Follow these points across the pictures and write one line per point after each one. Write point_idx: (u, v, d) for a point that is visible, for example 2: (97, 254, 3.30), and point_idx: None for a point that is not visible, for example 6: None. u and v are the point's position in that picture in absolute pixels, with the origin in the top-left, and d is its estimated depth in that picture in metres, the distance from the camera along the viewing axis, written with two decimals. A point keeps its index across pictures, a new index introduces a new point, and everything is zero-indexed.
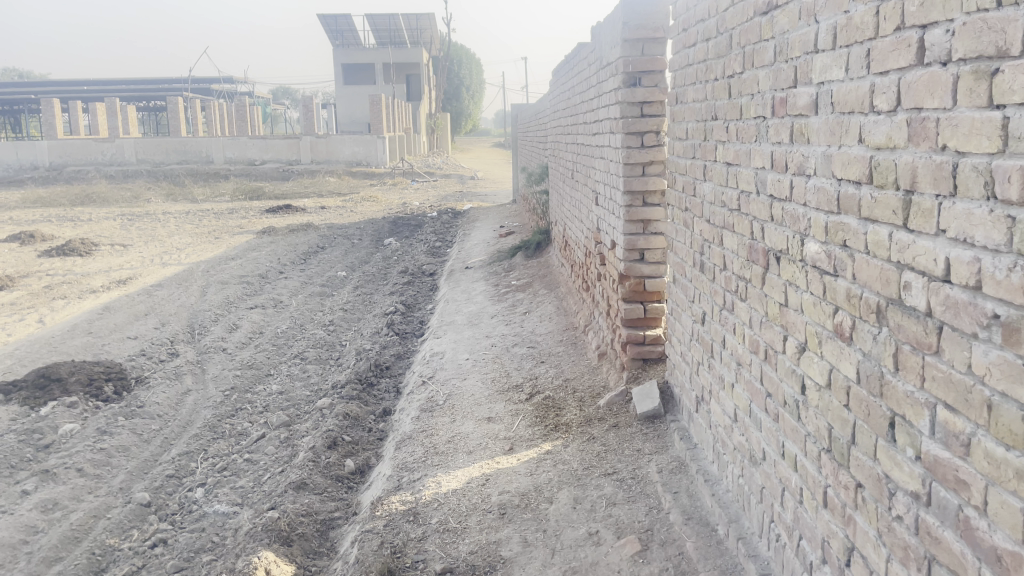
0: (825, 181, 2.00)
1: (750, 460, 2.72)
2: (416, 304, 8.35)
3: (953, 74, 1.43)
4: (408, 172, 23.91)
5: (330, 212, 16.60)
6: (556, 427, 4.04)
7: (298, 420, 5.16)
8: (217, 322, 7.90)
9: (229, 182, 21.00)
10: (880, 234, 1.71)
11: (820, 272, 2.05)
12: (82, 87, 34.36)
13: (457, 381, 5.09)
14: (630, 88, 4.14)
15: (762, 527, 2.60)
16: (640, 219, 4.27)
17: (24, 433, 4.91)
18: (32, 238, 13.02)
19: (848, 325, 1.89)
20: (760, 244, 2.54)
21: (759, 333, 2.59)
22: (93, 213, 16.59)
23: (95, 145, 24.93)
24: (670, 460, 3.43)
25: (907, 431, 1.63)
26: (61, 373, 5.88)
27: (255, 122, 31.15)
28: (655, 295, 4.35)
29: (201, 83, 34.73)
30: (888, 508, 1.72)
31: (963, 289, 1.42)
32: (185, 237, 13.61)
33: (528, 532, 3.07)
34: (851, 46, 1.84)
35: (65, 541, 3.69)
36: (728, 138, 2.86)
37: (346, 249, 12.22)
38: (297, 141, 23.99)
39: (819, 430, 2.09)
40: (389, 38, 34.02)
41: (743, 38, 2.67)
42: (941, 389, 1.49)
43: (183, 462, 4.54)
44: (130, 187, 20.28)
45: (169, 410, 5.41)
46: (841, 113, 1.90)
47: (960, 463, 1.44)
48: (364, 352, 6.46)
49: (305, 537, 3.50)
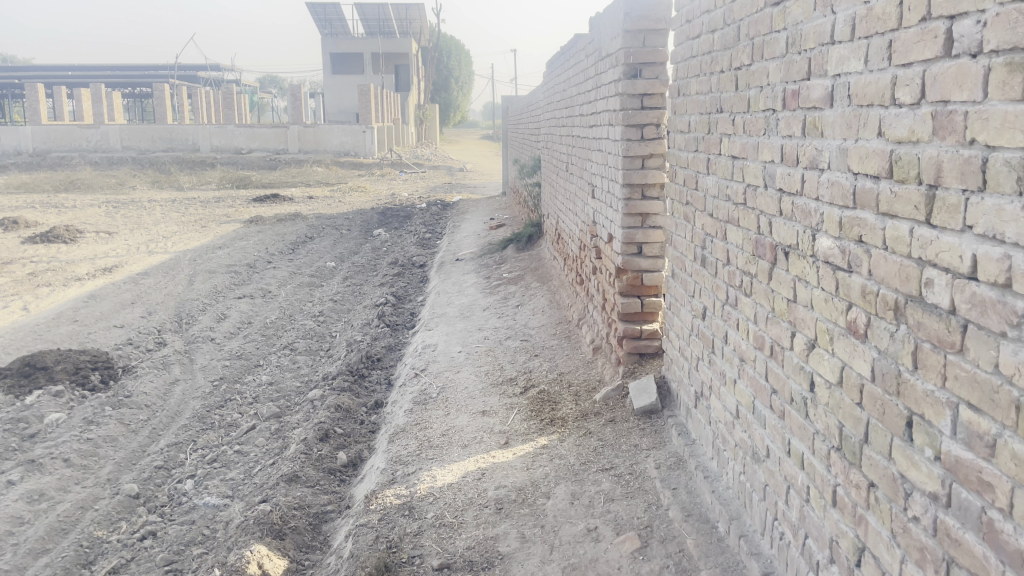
0: (839, 174, 1.97)
1: (752, 458, 2.70)
2: (407, 295, 8.29)
3: (983, 66, 1.40)
4: (396, 163, 23.76)
5: (317, 202, 16.48)
6: (552, 421, 4.00)
7: (288, 411, 5.11)
8: (205, 312, 7.81)
9: (216, 171, 20.80)
10: (901, 229, 1.68)
11: (833, 268, 2.02)
12: (67, 73, 33.93)
13: (450, 374, 5.05)
14: (630, 80, 4.09)
15: (765, 525, 2.57)
16: (638, 212, 4.23)
17: (8, 423, 4.82)
18: (15, 225, 12.86)
19: (863, 323, 1.86)
20: (767, 239, 2.51)
21: (765, 329, 2.55)
22: (77, 200, 16.38)
23: (80, 131, 24.67)
24: (668, 457, 3.40)
25: (925, 430, 1.60)
26: (46, 361, 5.78)
27: (243, 110, 30.90)
28: (652, 290, 4.32)
29: (187, 70, 34.34)
30: (903, 508, 1.69)
31: (991, 287, 1.38)
32: (171, 225, 13.46)
33: (525, 528, 3.03)
34: (871, 37, 1.81)
35: (52, 533, 3.62)
36: (734, 131, 2.83)
37: (335, 239, 12.15)
38: (285, 130, 23.78)
39: (829, 428, 2.07)
40: (379, 28, 33.77)
41: (752, 29, 2.63)
42: (965, 387, 1.46)
43: (171, 454, 4.47)
44: (115, 175, 20.06)
45: (157, 401, 5.33)
46: (859, 106, 1.86)
47: (985, 465, 1.41)
48: (354, 343, 6.41)
49: (297, 531, 3.44)
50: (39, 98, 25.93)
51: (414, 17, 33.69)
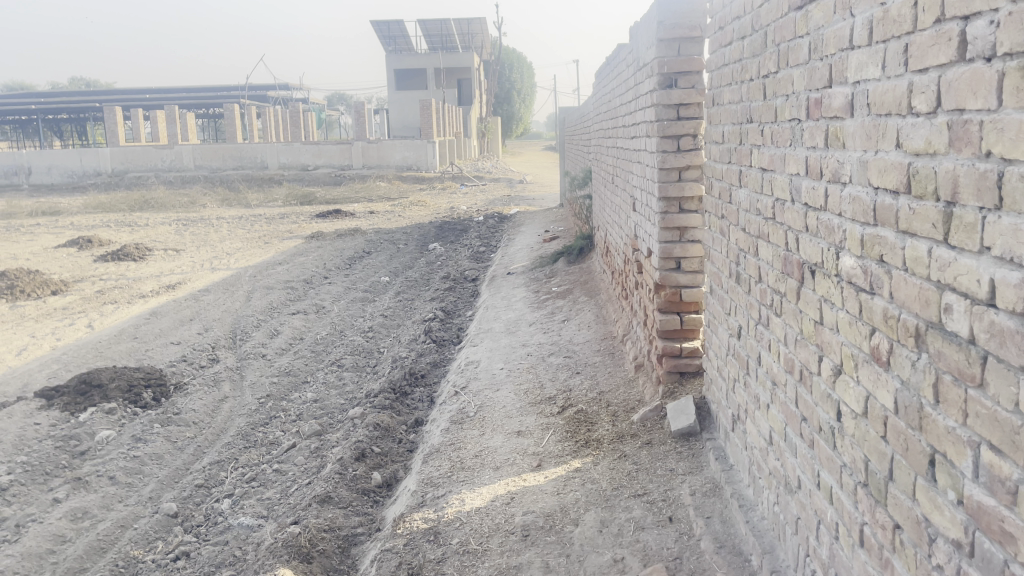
0: (860, 189, 1.83)
1: (786, 488, 2.53)
2: (456, 310, 8.27)
3: (997, 71, 1.27)
4: (456, 176, 23.88)
5: (377, 217, 16.66)
6: (587, 443, 3.89)
7: (330, 428, 5.11)
8: (258, 328, 7.93)
9: (283, 187, 21.26)
10: (919, 249, 1.54)
11: (856, 289, 1.87)
12: (145, 95, 35.23)
13: (490, 392, 4.97)
14: (666, 89, 3.97)
15: (798, 560, 2.42)
16: (676, 226, 4.11)
17: (61, 440, 4.96)
18: (89, 243, 13.36)
19: (885, 349, 1.71)
20: (795, 256, 2.37)
21: (794, 352, 2.41)
22: (150, 218, 16.93)
23: (155, 152, 25.50)
24: (705, 482, 3.24)
25: (948, 471, 1.45)
26: (102, 379, 5.94)
27: (309, 128, 31.54)
28: (691, 306, 4.16)
29: (257, 90, 35.42)
30: (927, 554, 1.54)
31: (1010, 315, 1.24)
32: (235, 242, 13.76)
33: (550, 557, 2.93)
34: (888, 41, 1.67)
35: (91, 551, 3.71)
36: (763, 142, 2.69)
37: (391, 254, 12.22)
38: (348, 146, 24.13)
39: (855, 462, 1.91)
40: (441, 42, 34.06)
41: (779, 34, 2.48)
42: (986, 426, 1.31)
43: (213, 472, 4.52)
44: (187, 193, 20.70)
45: (205, 418, 5.41)
46: (878, 115, 1.72)
47: (1007, 513, 1.26)
48: (399, 360, 6.40)
49: (326, 554, 3.41)
50: (118, 122, 27.00)
51: (476, 31, 33.88)
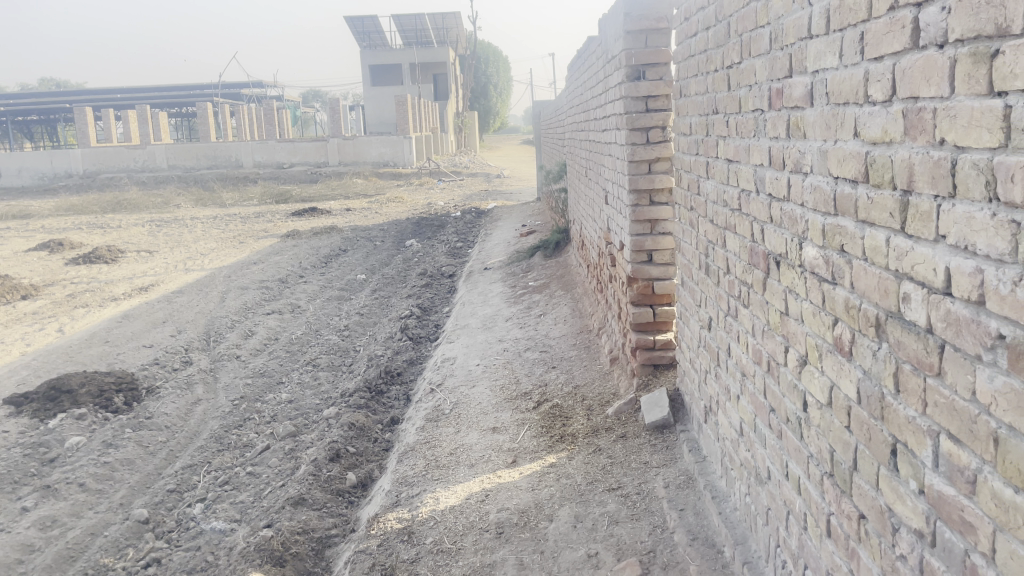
0: (821, 179, 1.82)
1: (756, 479, 2.53)
2: (433, 307, 8.23)
3: (949, 58, 1.26)
4: (434, 172, 23.75)
5: (355, 214, 16.55)
6: (562, 437, 3.88)
7: (304, 429, 5.05)
8: (233, 330, 7.83)
9: (259, 186, 21.04)
10: (878, 239, 1.53)
11: (818, 279, 1.86)
12: (116, 95, 34.71)
13: (465, 388, 4.95)
14: (633, 82, 3.96)
15: (769, 551, 2.42)
16: (647, 219, 4.09)
17: (29, 448, 4.87)
18: (61, 247, 13.15)
19: (848, 339, 1.71)
20: (761, 247, 2.36)
21: (762, 343, 2.40)
22: (123, 220, 16.68)
23: (127, 153, 25.13)
24: (678, 474, 3.24)
25: (910, 461, 1.45)
26: (72, 384, 5.84)
27: (284, 125, 31.21)
28: (664, 298, 4.17)
29: (231, 88, 35.05)
30: (891, 545, 1.54)
31: (965, 304, 1.24)
32: (210, 242, 13.60)
33: (524, 554, 2.92)
34: (844, 29, 1.66)
35: (59, 560, 3.65)
36: (728, 133, 2.68)
37: (368, 251, 12.13)
38: (323, 144, 23.91)
39: (821, 452, 1.91)
40: (416, 36, 33.83)
41: (741, 25, 2.47)
42: (945, 416, 1.31)
43: (185, 476, 4.46)
44: (160, 194, 20.40)
45: (178, 422, 5.34)
46: (837, 104, 1.71)
47: (966, 503, 1.26)
48: (375, 359, 6.35)
49: (299, 557, 3.36)
50: (87, 123, 26.54)
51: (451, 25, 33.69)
